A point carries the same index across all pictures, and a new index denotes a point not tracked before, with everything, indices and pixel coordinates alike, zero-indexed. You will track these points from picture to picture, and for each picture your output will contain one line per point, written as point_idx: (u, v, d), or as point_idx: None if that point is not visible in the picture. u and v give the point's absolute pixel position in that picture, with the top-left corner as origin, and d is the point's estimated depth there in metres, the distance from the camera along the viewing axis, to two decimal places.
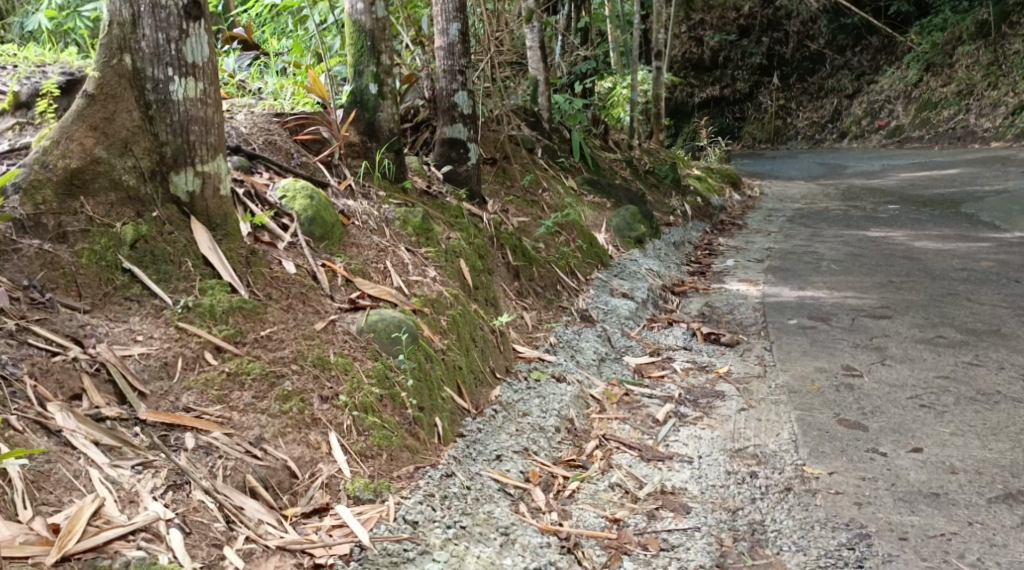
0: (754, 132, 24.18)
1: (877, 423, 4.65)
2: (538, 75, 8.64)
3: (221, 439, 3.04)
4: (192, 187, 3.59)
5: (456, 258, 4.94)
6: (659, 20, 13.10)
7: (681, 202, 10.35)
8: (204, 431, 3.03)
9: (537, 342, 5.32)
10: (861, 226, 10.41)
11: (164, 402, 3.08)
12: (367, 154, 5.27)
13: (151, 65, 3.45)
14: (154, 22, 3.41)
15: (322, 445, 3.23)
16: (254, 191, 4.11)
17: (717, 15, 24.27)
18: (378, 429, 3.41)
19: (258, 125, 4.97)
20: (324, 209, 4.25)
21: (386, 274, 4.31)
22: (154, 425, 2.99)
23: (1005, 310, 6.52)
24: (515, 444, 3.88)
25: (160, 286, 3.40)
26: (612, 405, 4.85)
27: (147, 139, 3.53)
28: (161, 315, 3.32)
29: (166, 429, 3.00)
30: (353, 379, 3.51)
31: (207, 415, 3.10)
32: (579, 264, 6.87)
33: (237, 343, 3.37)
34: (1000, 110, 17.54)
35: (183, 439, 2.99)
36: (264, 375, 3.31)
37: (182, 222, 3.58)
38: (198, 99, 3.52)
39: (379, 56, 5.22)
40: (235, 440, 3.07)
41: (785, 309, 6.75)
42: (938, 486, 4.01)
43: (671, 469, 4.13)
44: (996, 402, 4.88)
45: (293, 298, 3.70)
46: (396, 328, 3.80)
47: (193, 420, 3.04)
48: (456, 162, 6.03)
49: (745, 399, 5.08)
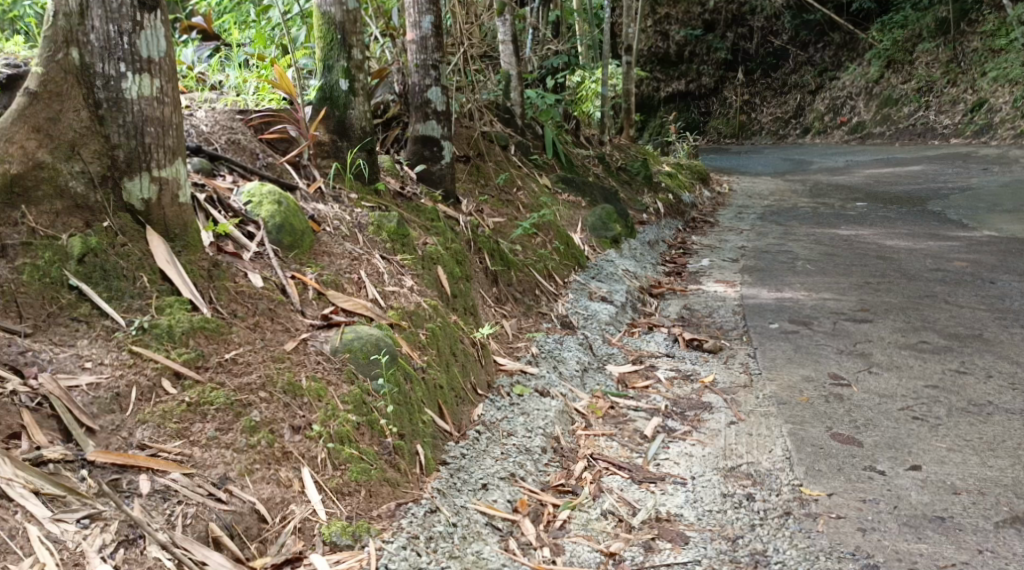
0: (719, 128, 23.94)
1: (872, 438, 4.44)
2: (511, 70, 8.20)
3: (180, 481, 2.74)
4: (148, 194, 3.27)
5: (432, 266, 4.66)
6: (628, 15, 12.87)
7: (654, 198, 10.11)
8: (161, 473, 2.74)
9: (518, 353, 5.05)
10: (831, 223, 10.25)
11: (115, 439, 2.78)
12: (338, 154, 4.96)
13: (101, 60, 3.13)
14: (105, 13, 3.09)
15: (294, 483, 2.95)
16: (216, 196, 3.81)
17: (682, 10, 23.88)
18: (356, 462, 3.13)
19: (221, 123, 4.65)
20: (293, 215, 3.96)
21: (360, 285, 4.03)
22: (104, 467, 2.70)
23: (986, 312, 6.37)
24: (501, 469, 3.63)
25: (112, 305, 3.09)
26: (597, 420, 4.60)
27: (97, 140, 3.19)
28: (113, 337, 3.00)
29: (117, 471, 2.70)
30: (327, 406, 3.22)
31: (165, 453, 2.80)
32: (557, 266, 6.59)
33: (198, 368, 3.06)
34: (959, 107, 17.60)
35: (137, 482, 2.69)
36: (229, 404, 3.00)
37: (137, 232, 3.26)
38: (154, 98, 3.20)
39: (350, 50, 4.92)
40: (196, 482, 2.77)
41: (765, 312, 6.54)
42: (942, 508, 3.81)
43: (665, 493, 3.90)
44: (989, 414, 4.70)
45: (261, 316, 3.40)
46: (374, 348, 3.52)
47: (148, 459, 2.75)
48: (430, 161, 5.74)
49: (734, 411, 4.84)
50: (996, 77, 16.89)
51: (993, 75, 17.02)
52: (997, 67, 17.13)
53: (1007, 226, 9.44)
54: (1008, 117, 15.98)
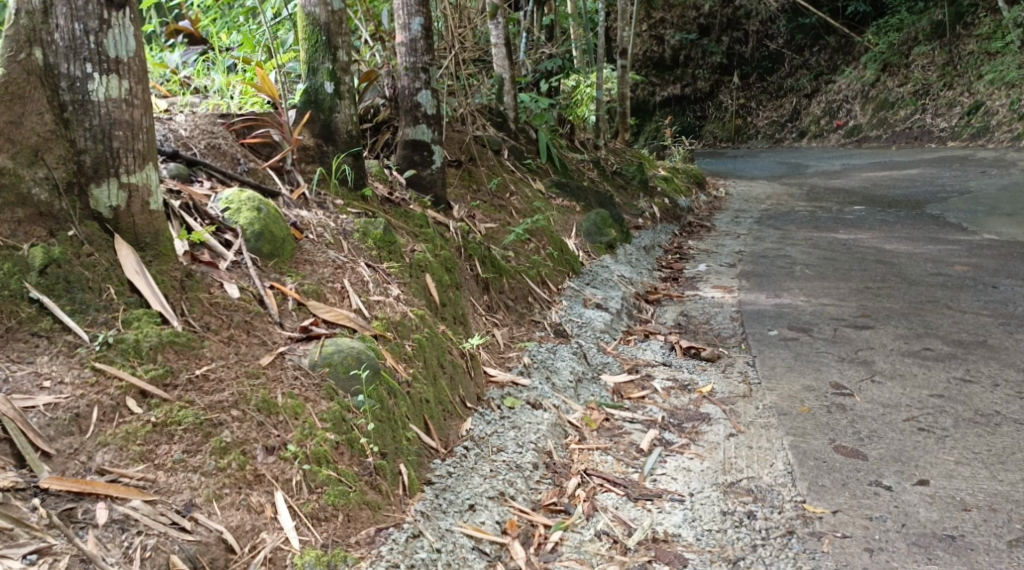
0: (714, 131, 23.83)
1: (876, 450, 4.29)
2: (504, 73, 8.05)
3: (140, 510, 2.58)
4: (116, 202, 3.10)
5: (420, 273, 4.51)
6: (623, 18, 12.66)
7: (649, 202, 9.96)
8: (120, 500, 2.58)
9: (510, 363, 4.89)
10: (830, 227, 10.10)
11: (72, 464, 2.63)
12: (323, 158, 4.78)
13: (66, 61, 2.97)
14: (70, 10, 2.94)
15: (266, 509, 2.79)
16: (192, 203, 3.66)
17: (677, 14, 23.75)
18: (334, 485, 2.96)
19: (200, 127, 4.49)
20: (273, 223, 3.80)
21: (343, 295, 3.86)
22: (58, 494, 2.54)
23: (989, 318, 6.22)
24: (490, 488, 3.47)
25: (76, 319, 2.94)
26: (591, 433, 4.44)
27: (62, 145, 3.03)
28: (75, 354, 2.85)
29: (72, 499, 2.55)
30: (304, 424, 3.06)
31: (127, 479, 2.65)
32: (551, 273, 6.43)
33: (166, 386, 2.90)
34: (955, 110, 17.49)
35: (94, 511, 2.54)
36: (198, 424, 2.84)
37: (105, 241, 3.09)
38: (122, 100, 3.03)
39: (335, 51, 4.75)
40: (158, 510, 2.61)
41: (763, 319, 6.38)
42: (952, 527, 3.67)
43: (662, 511, 3.74)
44: (997, 425, 4.54)
45: (236, 328, 3.24)
46: (355, 362, 3.35)
47: (106, 486, 2.59)
48: (419, 166, 5.57)
49: (733, 423, 4.68)
50: (993, 80, 16.77)
51: (989, 78, 16.90)
52: (994, 70, 17.01)
53: (1007, 229, 9.30)
54: (1004, 119, 15.86)
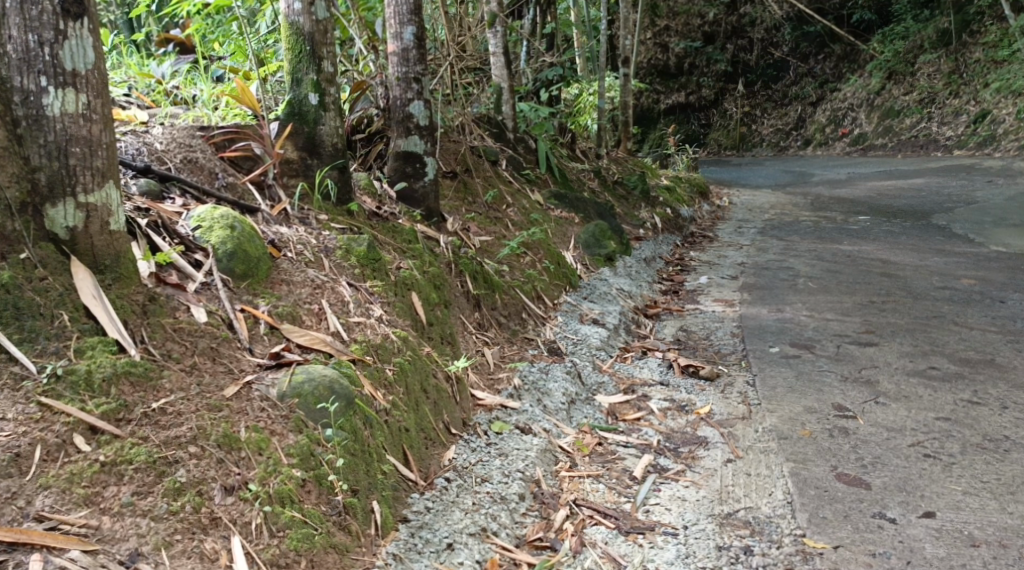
0: (719, 139, 23.62)
1: (880, 479, 4.10)
2: (502, 82, 7.86)
3: (80, 561, 2.43)
4: (73, 222, 2.96)
5: (407, 292, 4.34)
6: (626, 26, 12.37)
7: (651, 213, 9.77)
8: (59, 550, 2.43)
9: (499, 386, 4.69)
10: (834, 238, 9.90)
11: (9, 509, 2.48)
12: (306, 172, 4.59)
13: (20, 74, 2.82)
14: (23, 21, 2.79)
15: (220, 555, 2.63)
16: (161, 221, 3.52)
17: (682, 22, 23.53)
18: (297, 527, 2.80)
19: (177, 140, 4.33)
20: (247, 241, 3.64)
21: (321, 317, 3.70)
22: None
23: (996, 335, 6.03)
24: (471, 524, 3.29)
25: (23, 349, 2.78)
26: (583, 458, 4.24)
27: (14, 163, 2.87)
28: (20, 387, 2.70)
29: (6, 549, 2.38)
30: (268, 461, 2.92)
31: (67, 526, 2.50)
32: (547, 287, 6.23)
33: (119, 421, 2.77)
34: (961, 119, 17.30)
35: (27, 564, 2.37)
36: (151, 463, 2.71)
37: (60, 264, 2.95)
38: (79, 115, 2.89)
39: (320, 62, 4.54)
40: (99, 560, 2.46)
41: (765, 335, 6.18)
42: (960, 565, 3.53)
43: (654, 547, 3.60)
44: (1006, 451, 4.36)
45: (201, 356, 3.11)
46: (326, 392, 3.20)
47: (44, 535, 2.44)
48: (412, 178, 5.40)
49: (732, 447, 4.49)
50: (999, 89, 16.59)
51: (995, 87, 16.72)
52: (1000, 78, 16.83)
53: (1014, 240, 9.12)
54: (1011, 128, 15.66)
